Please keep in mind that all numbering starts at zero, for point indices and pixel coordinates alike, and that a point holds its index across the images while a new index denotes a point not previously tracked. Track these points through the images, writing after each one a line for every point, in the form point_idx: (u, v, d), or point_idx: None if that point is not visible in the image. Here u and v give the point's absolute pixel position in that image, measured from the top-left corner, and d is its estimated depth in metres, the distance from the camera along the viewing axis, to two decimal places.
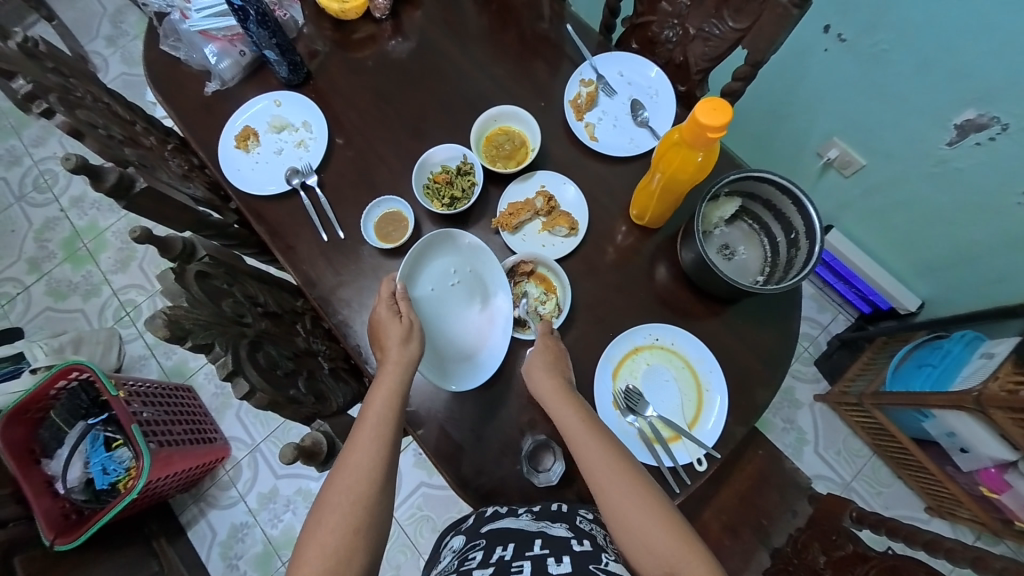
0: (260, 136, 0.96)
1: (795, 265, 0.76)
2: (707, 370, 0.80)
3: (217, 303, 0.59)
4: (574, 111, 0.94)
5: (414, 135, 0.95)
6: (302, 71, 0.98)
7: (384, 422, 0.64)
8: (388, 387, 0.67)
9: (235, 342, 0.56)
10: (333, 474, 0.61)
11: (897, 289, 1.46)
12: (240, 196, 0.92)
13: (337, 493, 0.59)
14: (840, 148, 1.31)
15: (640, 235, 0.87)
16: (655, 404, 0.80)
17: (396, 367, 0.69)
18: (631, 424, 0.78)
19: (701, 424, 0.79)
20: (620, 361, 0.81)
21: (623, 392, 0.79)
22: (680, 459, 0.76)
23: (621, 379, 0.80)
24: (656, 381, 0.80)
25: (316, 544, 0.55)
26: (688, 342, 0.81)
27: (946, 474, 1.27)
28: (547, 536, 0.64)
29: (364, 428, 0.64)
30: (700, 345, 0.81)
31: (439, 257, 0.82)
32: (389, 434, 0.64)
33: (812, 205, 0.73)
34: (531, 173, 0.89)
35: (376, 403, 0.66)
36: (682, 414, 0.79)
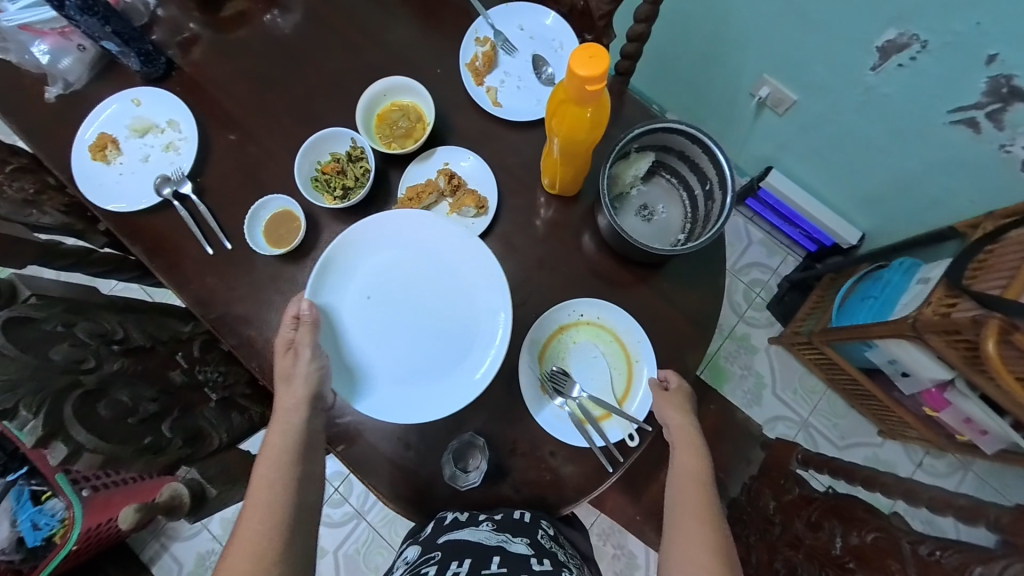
0: (122, 142, 0.85)
1: (712, 220, 0.72)
2: (635, 342, 0.76)
3: (37, 355, 0.57)
4: (473, 75, 0.85)
5: (300, 122, 0.86)
6: (160, 61, 0.86)
7: (277, 499, 0.58)
8: (279, 445, 0.62)
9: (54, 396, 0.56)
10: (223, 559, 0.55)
11: (838, 223, 1.46)
12: (109, 214, 0.81)
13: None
14: (771, 86, 1.27)
15: (558, 206, 0.81)
16: (586, 382, 0.76)
17: (285, 418, 0.63)
18: (562, 407, 0.74)
19: (632, 398, 0.75)
20: (547, 342, 0.76)
21: (550, 374, 0.74)
22: (615, 438, 0.74)
23: (549, 361, 0.76)
24: (585, 359, 0.76)
25: None
26: (614, 314, 0.77)
27: (893, 399, 1.31)
28: (507, 551, 0.63)
29: (257, 496, 0.58)
30: (626, 316, 0.77)
31: (371, 257, 0.74)
32: (283, 496, 0.59)
33: (723, 153, 0.68)
34: (431, 151, 0.81)
35: (266, 466, 0.60)
36: (613, 390, 0.76)
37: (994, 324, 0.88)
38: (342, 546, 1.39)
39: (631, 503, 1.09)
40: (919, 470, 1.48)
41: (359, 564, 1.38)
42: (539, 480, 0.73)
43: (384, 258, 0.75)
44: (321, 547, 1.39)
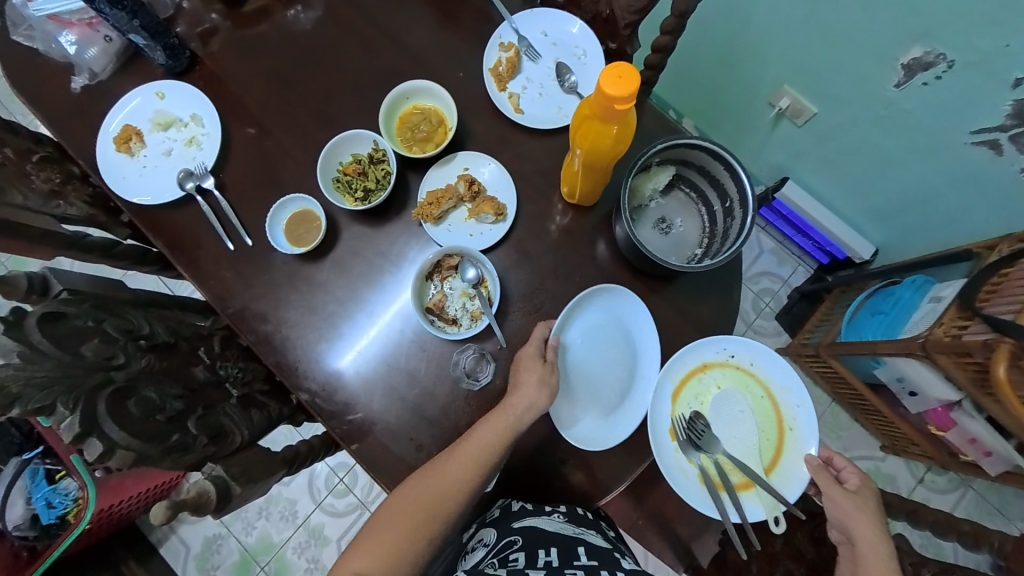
0: (145, 135, 0.86)
1: (730, 237, 0.72)
2: (794, 406, 0.78)
3: (71, 350, 0.52)
4: (495, 80, 0.85)
5: (319, 121, 0.86)
6: (184, 55, 0.86)
7: (468, 472, 0.65)
8: (505, 423, 0.67)
9: (93, 394, 0.51)
10: (414, 484, 0.65)
11: (851, 237, 1.45)
12: (132, 207, 0.82)
13: (407, 506, 0.64)
14: (791, 97, 1.26)
15: (575, 215, 0.82)
16: (727, 439, 0.78)
17: (522, 407, 0.68)
18: (694, 461, 0.76)
19: (781, 470, 0.77)
20: (686, 384, 0.78)
21: (688, 421, 0.77)
22: (754, 513, 0.76)
23: (686, 404, 0.78)
24: (728, 411, 0.78)
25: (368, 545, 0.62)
26: (767, 369, 0.79)
27: (898, 414, 1.31)
28: (588, 542, 0.69)
29: (460, 453, 0.66)
30: (789, 374, 0.79)
31: (593, 306, 0.76)
32: (478, 471, 0.66)
33: (745, 172, 0.68)
34: (451, 155, 0.82)
35: (485, 433, 0.67)
36: (758, 456, 0.77)
37: (1006, 349, 0.88)
38: (345, 536, 1.42)
39: (634, 506, 1.00)
40: (920, 485, 1.49)
41: None
42: (546, 486, 0.75)
43: (601, 309, 0.76)
44: (326, 535, 1.41)
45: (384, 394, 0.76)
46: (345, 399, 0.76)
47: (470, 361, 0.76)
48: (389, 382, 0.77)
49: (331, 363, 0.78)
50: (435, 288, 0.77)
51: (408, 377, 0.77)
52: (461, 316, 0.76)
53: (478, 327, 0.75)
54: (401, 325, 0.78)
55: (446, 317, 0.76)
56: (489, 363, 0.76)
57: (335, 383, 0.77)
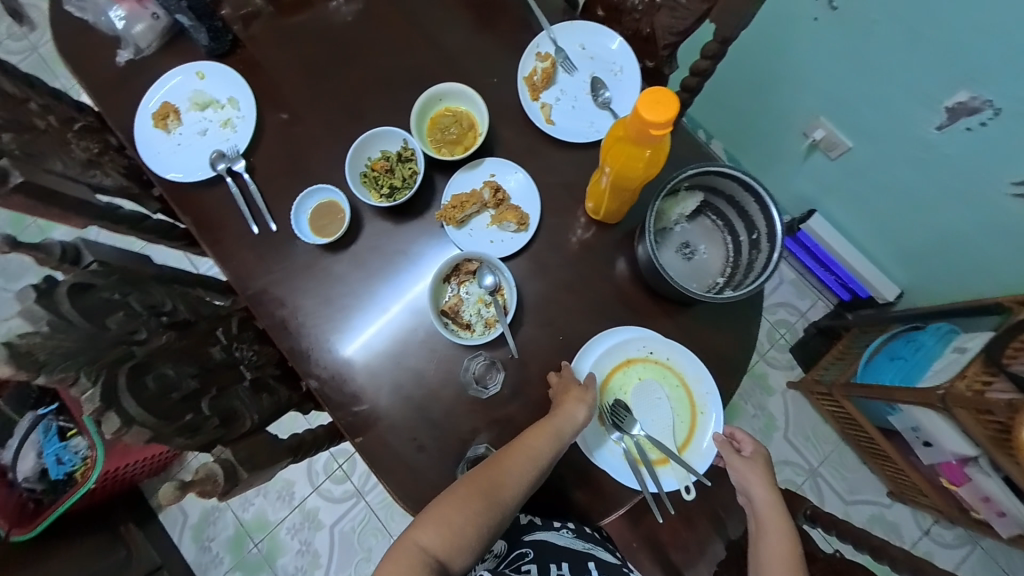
0: (182, 114, 0.88)
1: (755, 270, 0.71)
2: (704, 392, 0.77)
3: (97, 321, 0.53)
4: (529, 89, 0.85)
5: (352, 114, 0.87)
6: (226, 38, 0.88)
7: (526, 470, 0.66)
8: (558, 426, 0.68)
9: (115, 368, 0.52)
10: (473, 474, 0.66)
11: (875, 276, 1.41)
12: (164, 182, 0.84)
13: (465, 492, 0.64)
14: (826, 129, 1.23)
15: (597, 230, 0.81)
16: (646, 420, 0.77)
17: (572, 419, 0.69)
18: (617, 443, 0.76)
19: (693, 446, 0.77)
20: (612, 374, 0.78)
21: (612, 407, 0.77)
22: (670, 485, 0.76)
23: (610, 392, 0.78)
24: (648, 399, 0.77)
25: (428, 531, 0.62)
26: (683, 359, 0.77)
27: (908, 462, 1.28)
28: (597, 555, 0.77)
29: (521, 451, 0.67)
30: (698, 364, 0.77)
31: (618, 340, 0.77)
32: (536, 470, 0.67)
33: (776, 207, 0.67)
34: (479, 160, 0.82)
35: (545, 432, 0.68)
36: (673, 435, 0.77)
37: None
38: (339, 522, 1.43)
39: (630, 527, 0.99)
40: (926, 537, 1.45)
41: (353, 541, 1.42)
42: None
43: (616, 340, 0.77)
44: (319, 520, 1.43)
45: (390, 390, 0.77)
46: (353, 389, 0.77)
47: (479, 367, 0.76)
48: (396, 379, 0.77)
49: (341, 355, 0.78)
50: (451, 291, 0.77)
51: (415, 376, 0.77)
52: (475, 322, 0.76)
53: (491, 335, 0.75)
54: (412, 324, 0.78)
55: (460, 322, 0.76)
56: (498, 372, 0.76)
57: (344, 375, 0.78)
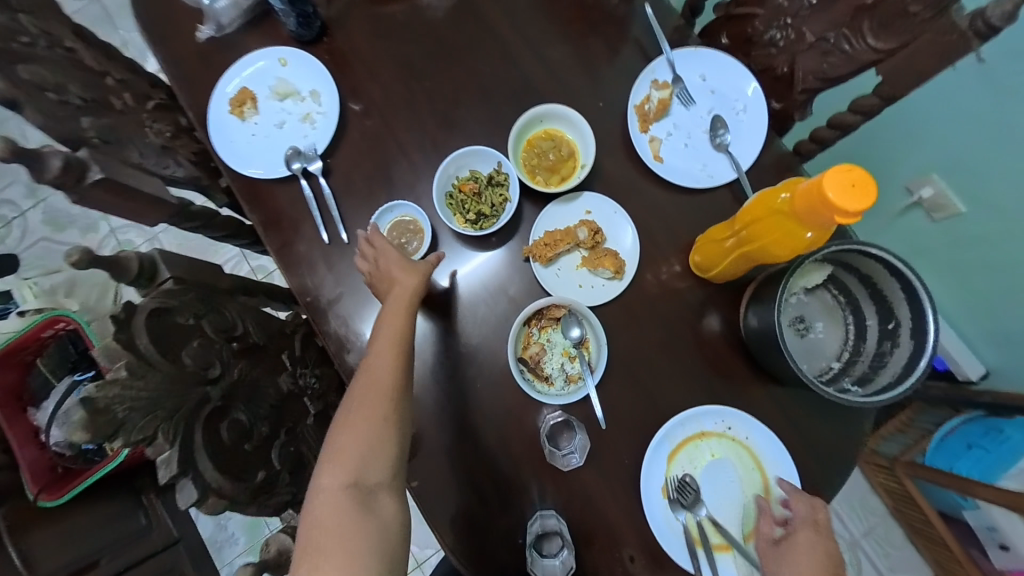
0: (259, 101, 0.82)
1: (888, 366, 0.62)
2: (781, 480, 0.67)
3: (175, 360, 0.52)
4: (640, 119, 0.77)
5: (441, 122, 0.80)
6: (315, 25, 0.81)
7: (376, 406, 0.59)
8: (388, 350, 0.61)
9: (189, 416, 0.51)
10: (338, 426, 0.59)
11: (959, 351, 1.26)
12: (234, 175, 0.78)
13: (342, 449, 0.57)
14: (935, 188, 1.12)
15: (697, 285, 0.73)
16: (712, 499, 0.68)
17: (390, 353, 0.61)
18: (678, 518, 0.67)
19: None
20: (681, 444, 0.68)
21: (677, 481, 0.67)
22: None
23: (677, 464, 0.68)
24: (719, 478, 0.68)
25: (319, 516, 0.54)
26: (763, 439, 0.68)
27: (970, 559, 1.17)
28: None
29: (358, 396, 0.60)
30: (779, 446, 0.68)
31: (699, 416, 0.69)
32: (386, 413, 0.59)
33: (929, 299, 0.58)
34: (576, 193, 0.75)
35: (373, 366, 0.61)
36: (739, 521, 0.67)
37: None
38: None
39: None
40: None
41: None
42: None
43: (698, 416, 0.69)
44: None
45: (452, 434, 0.70)
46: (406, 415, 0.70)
47: (555, 423, 0.69)
48: (459, 423, 0.70)
49: None
50: (533, 337, 0.71)
51: (481, 422, 0.70)
52: (555, 376, 0.70)
53: (572, 395, 0.68)
54: (484, 364, 0.71)
55: (540, 373, 0.70)
56: (575, 433, 0.69)
57: None
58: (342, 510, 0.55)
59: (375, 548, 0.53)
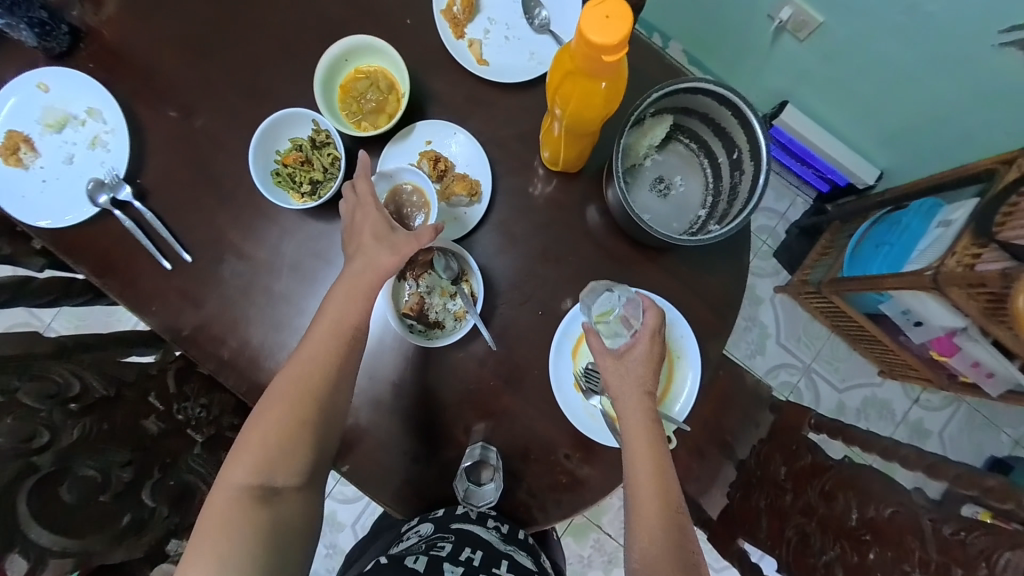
0: (37, 141, 0.69)
1: (740, 195, 0.62)
2: (679, 336, 0.69)
3: None
4: (451, 26, 0.69)
5: (247, 97, 0.71)
6: (61, 31, 0.68)
7: (307, 392, 0.56)
8: (331, 325, 0.58)
9: (4, 490, 0.45)
10: (255, 417, 0.57)
11: (855, 162, 1.34)
12: (41, 233, 0.68)
13: (259, 436, 0.55)
14: (794, 6, 1.10)
15: (561, 183, 0.71)
16: None
17: (330, 330, 0.58)
18: (596, 405, 0.69)
19: (673, 396, 0.69)
20: (580, 338, 0.70)
21: (586, 372, 0.69)
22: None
23: (583, 356, 0.70)
24: None
25: (214, 508, 0.52)
26: (655, 306, 0.70)
27: (899, 344, 1.31)
28: (516, 559, 0.64)
29: (283, 383, 0.57)
30: (669, 307, 0.69)
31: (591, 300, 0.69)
32: (314, 399, 0.57)
33: (756, 117, 0.58)
34: (409, 127, 0.69)
35: (309, 347, 0.58)
36: None
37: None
38: (357, 517, 1.34)
39: None
40: (915, 406, 1.53)
41: None
42: (552, 482, 0.71)
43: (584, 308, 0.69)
44: (337, 521, 1.33)
45: (370, 408, 0.70)
46: None
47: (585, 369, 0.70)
48: (372, 395, 0.70)
49: None
50: (409, 288, 0.68)
51: (393, 387, 0.70)
52: (443, 317, 0.69)
53: (463, 329, 0.68)
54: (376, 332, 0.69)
55: (427, 321, 0.68)
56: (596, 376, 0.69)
57: None
58: (236, 507, 0.52)
59: (270, 550, 0.52)
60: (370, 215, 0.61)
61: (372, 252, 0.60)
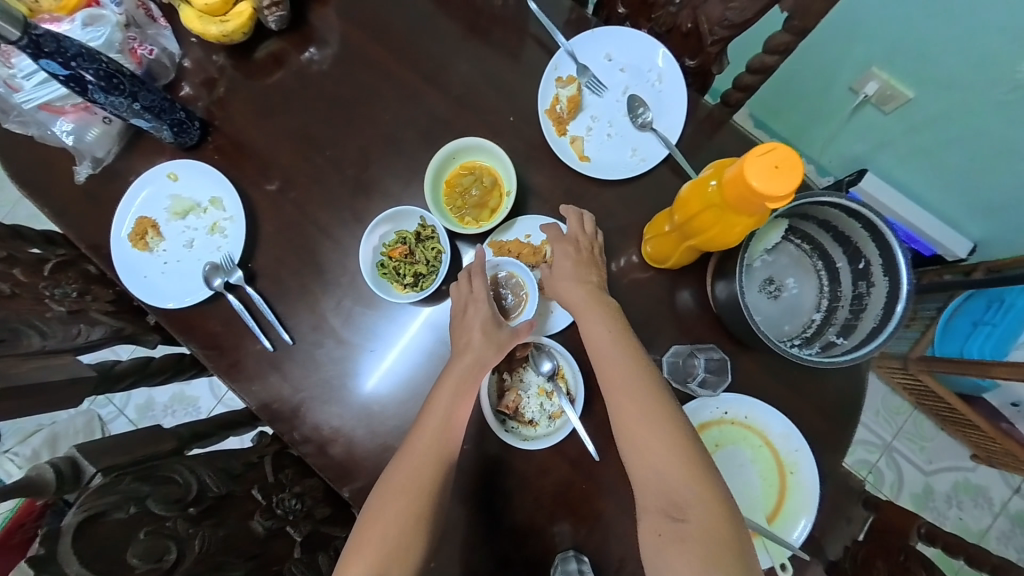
0: (162, 226, 0.74)
1: (868, 309, 0.59)
2: (793, 450, 0.65)
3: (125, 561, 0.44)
4: (555, 124, 0.71)
5: (354, 187, 0.75)
6: (194, 128, 0.73)
7: (424, 481, 0.57)
8: (440, 417, 0.60)
9: None
10: (369, 507, 0.57)
11: (943, 232, 1.25)
12: (160, 314, 0.72)
13: (375, 526, 0.55)
14: (881, 82, 1.07)
15: (659, 277, 0.69)
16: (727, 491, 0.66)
17: (439, 424, 0.60)
18: None
19: (787, 517, 0.65)
20: None
21: None
22: (763, 565, 0.63)
23: None
24: (727, 467, 0.66)
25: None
26: (766, 413, 0.65)
27: (1002, 431, 1.20)
28: None
29: (403, 462, 0.58)
30: (782, 418, 0.65)
31: (695, 405, 0.66)
32: (429, 487, 0.57)
33: (892, 232, 0.54)
34: (511, 221, 0.70)
35: (424, 433, 0.59)
36: (762, 505, 0.65)
37: None
38: None
39: None
40: (1017, 495, 1.37)
41: None
42: None
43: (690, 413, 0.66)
44: None
45: (457, 504, 0.67)
46: None
47: None
48: (460, 492, 0.67)
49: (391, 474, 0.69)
50: (506, 383, 0.68)
51: (482, 483, 0.67)
52: (538, 417, 0.67)
53: (562, 430, 0.66)
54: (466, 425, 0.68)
55: (522, 419, 0.67)
56: None
57: None
58: None
59: None
60: (482, 311, 0.64)
61: (480, 348, 0.63)
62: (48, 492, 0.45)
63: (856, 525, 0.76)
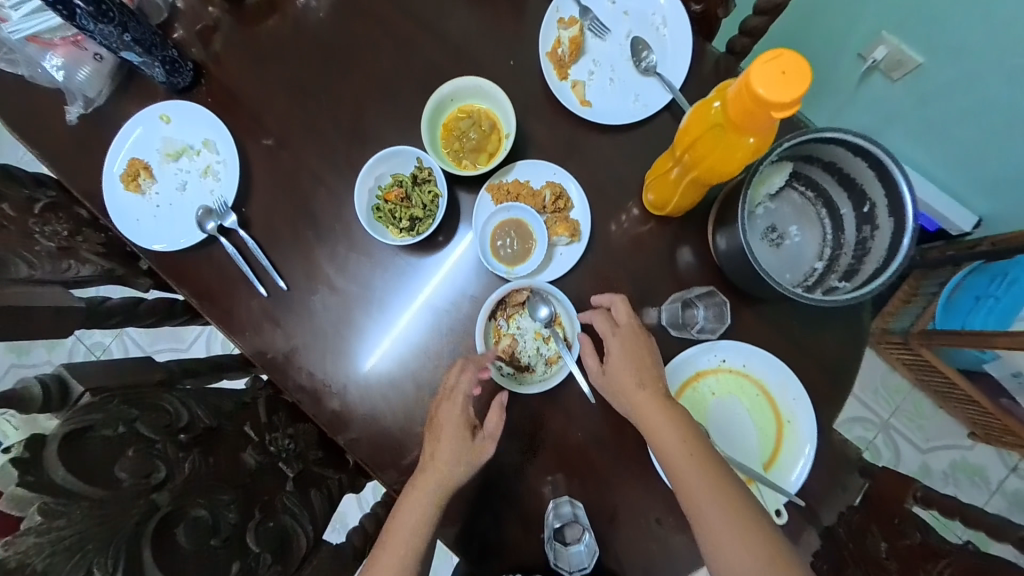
0: (155, 169, 0.73)
1: (871, 253, 0.57)
2: (791, 399, 0.64)
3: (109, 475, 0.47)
4: (555, 67, 0.69)
5: (349, 134, 0.73)
6: (186, 69, 0.72)
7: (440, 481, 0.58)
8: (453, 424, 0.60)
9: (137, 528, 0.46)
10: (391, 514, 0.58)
11: (948, 207, 1.23)
12: (152, 256, 0.71)
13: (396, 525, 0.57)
14: (890, 47, 1.04)
15: (659, 227, 0.68)
16: (724, 439, 0.65)
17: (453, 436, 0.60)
18: None
19: (783, 465, 0.64)
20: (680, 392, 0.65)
21: None
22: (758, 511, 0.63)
23: None
24: (723, 416, 0.65)
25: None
26: (764, 363, 0.65)
27: (1002, 408, 1.19)
28: None
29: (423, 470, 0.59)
30: (781, 366, 0.64)
31: (693, 355, 0.65)
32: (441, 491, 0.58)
33: (900, 170, 0.53)
34: (509, 165, 0.69)
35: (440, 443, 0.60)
36: (758, 454, 0.65)
37: None
38: None
39: None
40: (1013, 474, 1.37)
41: None
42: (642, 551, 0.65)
43: (688, 362, 0.65)
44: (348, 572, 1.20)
45: None
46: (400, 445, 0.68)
47: None
48: None
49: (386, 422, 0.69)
50: (502, 329, 0.67)
51: None
52: (534, 362, 0.66)
53: (559, 375, 0.65)
54: None
55: (518, 364, 0.66)
56: None
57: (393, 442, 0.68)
58: None
59: None
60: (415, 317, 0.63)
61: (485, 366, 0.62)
62: (32, 407, 0.47)
63: (851, 493, 0.73)
